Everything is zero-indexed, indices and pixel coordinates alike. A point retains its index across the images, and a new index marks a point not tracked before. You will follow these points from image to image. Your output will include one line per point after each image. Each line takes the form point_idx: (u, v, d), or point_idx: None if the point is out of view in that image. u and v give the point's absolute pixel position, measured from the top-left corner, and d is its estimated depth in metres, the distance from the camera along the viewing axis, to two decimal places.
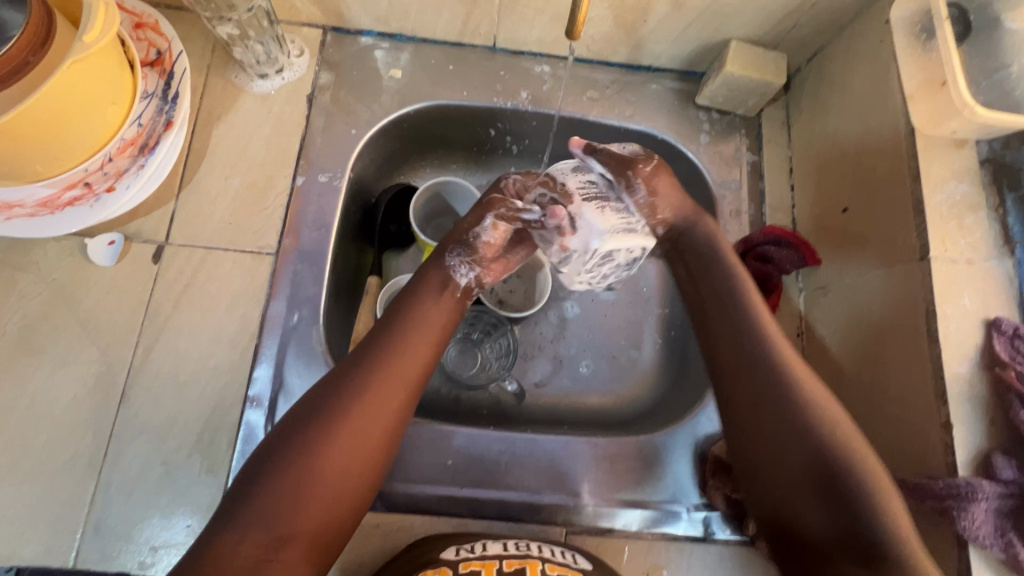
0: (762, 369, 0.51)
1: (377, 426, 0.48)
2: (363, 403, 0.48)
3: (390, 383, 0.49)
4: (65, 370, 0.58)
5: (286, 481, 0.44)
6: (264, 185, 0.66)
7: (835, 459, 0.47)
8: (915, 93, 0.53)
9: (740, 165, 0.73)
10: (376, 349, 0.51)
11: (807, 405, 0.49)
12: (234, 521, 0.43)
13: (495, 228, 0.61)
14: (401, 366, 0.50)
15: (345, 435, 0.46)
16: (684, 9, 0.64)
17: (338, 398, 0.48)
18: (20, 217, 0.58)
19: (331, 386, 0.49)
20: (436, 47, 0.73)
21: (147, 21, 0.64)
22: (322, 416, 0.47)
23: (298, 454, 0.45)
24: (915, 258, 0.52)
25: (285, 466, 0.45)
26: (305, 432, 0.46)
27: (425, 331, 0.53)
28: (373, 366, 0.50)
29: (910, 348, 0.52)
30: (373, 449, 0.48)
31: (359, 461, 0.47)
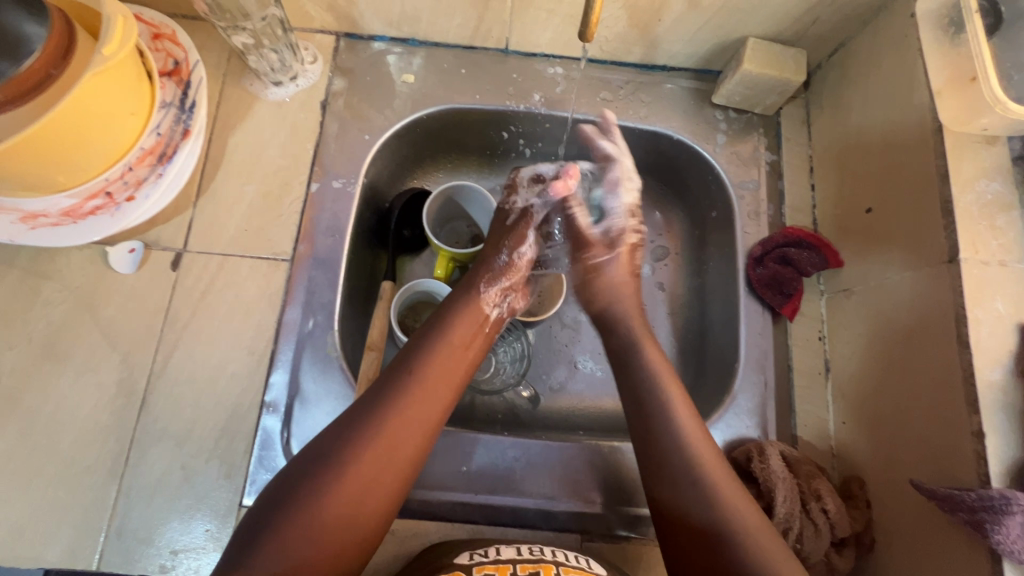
0: (655, 418, 0.53)
1: (402, 451, 0.49)
2: (390, 425, 0.49)
3: (418, 410, 0.50)
4: (88, 376, 0.59)
5: (308, 502, 0.44)
6: (280, 192, 0.67)
7: (715, 503, 0.48)
8: (942, 89, 0.51)
9: (758, 165, 0.72)
10: (406, 370, 0.52)
11: (690, 452, 0.51)
12: (251, 545, 0.43)
13: (509, 251, 0.64)
14: (428, 388, 0.51)
15: (371, 462, 0.47)
16: (699, 7, 0.63)
17: (367, 421, 0.49)
18: (44, 226, 0.59)
19: (361, 407, 0.50)
20: (448, 51, 0.73)
21: (165, 31, 0.65)
22: (349, 437, 0.48)
23: (324, 475, 0.46)
24: (944, 260, 0.51)
25: (309, 488, 0.45)
26: (331, 453, 0.47)
27: (450, 358, 0.54)
28: (401, 392, 0.50)
29: (939, 353, 0.50)
30: (397, 473, 0.48)
31: (382, 485, 0.47)
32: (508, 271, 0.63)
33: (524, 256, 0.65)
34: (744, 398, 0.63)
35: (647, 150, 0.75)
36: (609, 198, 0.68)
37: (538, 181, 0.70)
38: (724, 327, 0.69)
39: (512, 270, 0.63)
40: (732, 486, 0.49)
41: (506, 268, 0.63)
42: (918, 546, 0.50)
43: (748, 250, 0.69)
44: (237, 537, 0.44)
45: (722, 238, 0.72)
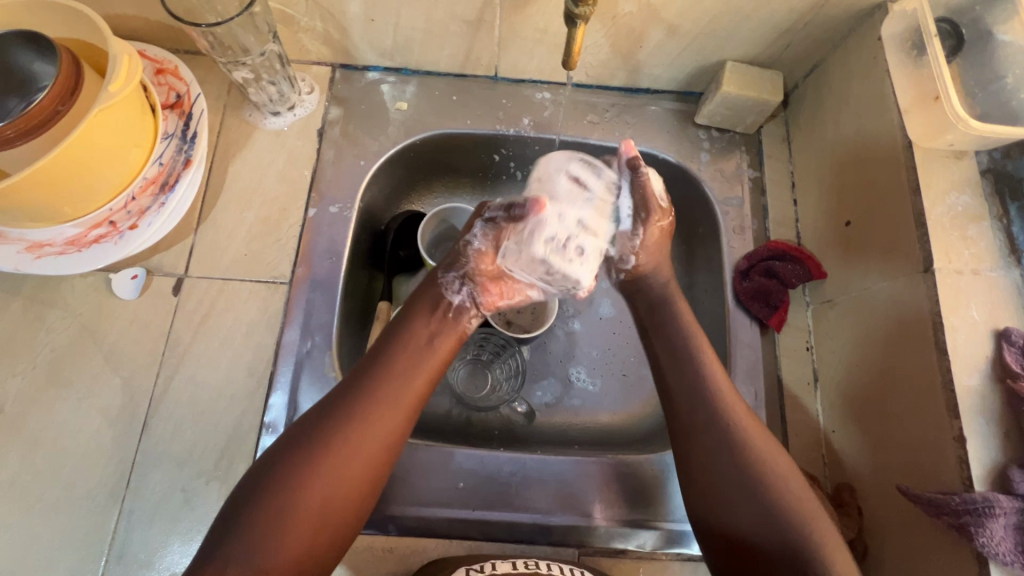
0: (694, 385, 0.55)
1: (377, 438, 0.50)
2: (364, 413, 0.50)
3: (391, 400, 0.52)
4: (90, 401, 0.60)
5: (284, 490, 0.46)
6: (278, 217, 0.69)
7: (767, 490, 0.50)
8: (910, 107, 0.55)
9: (742, 182, 0.74)
10: (383, 361, 0.54)
11: (719, 407, 0.54)
12: (233, 535, 0.45)
13: (463, 242, 0.62)
14: (401, 377, 0.53)
15: (343, 450, 0.49)
16: (678, 34, 0.66)
17: (342, 409, 0.50)
18: (49, 255, 0.61)
19: (335, 397, 0.51)
20: (439, 79, 0.76)
21: (167, 67, 0.68)
22: (328, 424, 0.49)
23: (300, 464, 0.47)
24: (919, 269, 0.52)
25: (284, 476, 0.47)
26: (307, 441, 0.49)
27: (424, 349, 0.56)
28: (376, 383, 0.52)
29: (919, 363, 0.52)
30: (371, 460, 0.50)
31: (357, 471, 0.49)
32: (462, 261, 0.61)
33: (478, 248, 0.61)
34: None
35: None
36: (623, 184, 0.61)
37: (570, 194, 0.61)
38: (715, 339, 0.71)
39: (478, 260, 0.61)
40: (763, 439, 0.52)
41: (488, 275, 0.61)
42: (904, 550, 0.52)
43: (734, 263, 0.70)
44: (220, 525, 0.46)
45: (710, 253, 0.74)
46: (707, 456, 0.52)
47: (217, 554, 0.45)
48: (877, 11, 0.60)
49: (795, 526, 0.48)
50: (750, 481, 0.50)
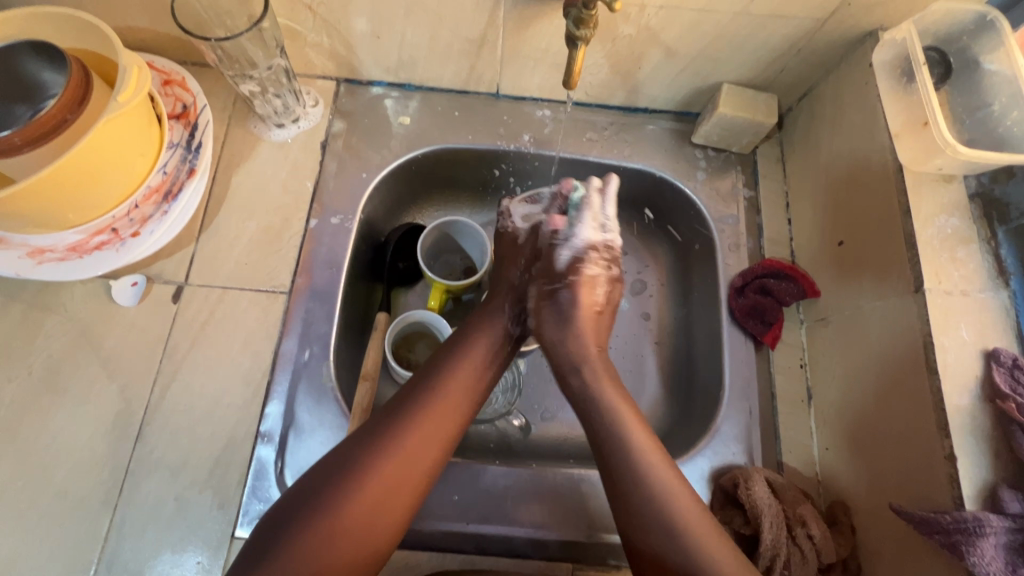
0: (625, 468, 0.53)
1: (421, 465, 0.52)
2: (411, 439, 0.52)
3: (436, 424, 0.54)
4: (86, 408, 0.60)
5: (330, 511, 0.47)
6: (280, 227, 0.69)
7: (676, 534, 0.49)
8: (900, 132, 0.56)
9: (737, 201, 0.75)
10: (430, 384, 0.56)
11: (655, 494, 0.51)
12: (273, 552, 0.45)
13: (518, 273, 0.66)
14: (447, 406, 0.55)
15: (388, 471, 0.50)
16: (676, 56, 0.67)
17: (390, 433, 0.52)
18: (50, 261, 0.61)
19: (382, 420, 0.53)
20: (442, 95, 0.77)
21: (175, 78, 0.70)
22: (375, 445, 0.51)
23: (346, 486, 0.49)
24: (910, 289, 0.53)
25: (331, 498, 0.48)
26: (353, 463, 0.50)
27: (469, 374, 0.58)
28: (421, 407, 0.54)
29: (910, 382, 0.52)
30: (414, 487, 0.51)
31: (399, 496, 0.50)
32: (518, 289, 0.65)
33: (533, 275, 0.66)
34: (730, 425, 0.65)
35: (632, 186, 0.79)
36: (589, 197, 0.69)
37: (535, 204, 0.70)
38: (710, 355, 0.71)
39: (526, 290, 0.65)
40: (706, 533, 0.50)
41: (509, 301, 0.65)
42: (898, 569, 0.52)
43: (730, 280, 0.71)
44: (260, 538, 0.47)
45: (706, 270, 0.75)
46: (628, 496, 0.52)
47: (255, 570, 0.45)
48: (868, 39, 0.62)
49: (698, 569, 0.48)
50: (660, 525, 0.50)
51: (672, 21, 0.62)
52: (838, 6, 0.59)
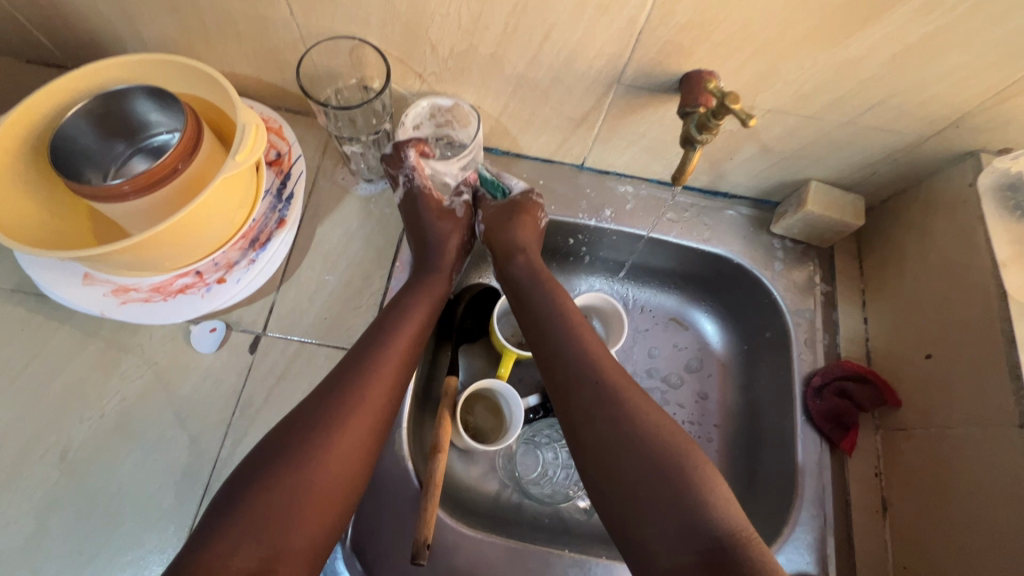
0: (574, 362, 0.57)
1: (368, 419, 0.53)
2: (359, 392, 0.54)
3: (384, 381, 0.56)
4: (155, 456, 0.59)
5: (293, 466, 0.48)
6: (361, 283, 0.69)
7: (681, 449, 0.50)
8: (1008, 261, 0.58)
9: (813, 294, 0.75)
10: (363, 349, 0.57)
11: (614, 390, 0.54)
12: (234, 513, 0.46)
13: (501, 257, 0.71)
14: (390, 362, 0.57)
15: (347, 426, 0.52)
16: (771, 152, 0.68)
17: (336, 390, 0.54)
18: (134, 301, 0.62)
19: (327, 388, 0.54)
20: (527, 162, 0.78)
21: (272, 125, 0.71)
22: (330, 404, 0.52)
23: (306, 444, 0.50)
24: (1014, 423, 0.53)
25: (285, 461, 0.49)
26: (299, 429, 0.51)
27: (399, 342, 0.59)
28: (364, 369, 0.56)
29: (1012, 520, 0.52)
30: (367, 442, 0.53)
31: (351, 456, 0.51)
32: None
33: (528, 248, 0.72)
34: (804, 530, 0.63)
35: (706, 267, 0.79)
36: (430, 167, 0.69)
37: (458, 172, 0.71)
38: (780, 451, 0.70)
39: None
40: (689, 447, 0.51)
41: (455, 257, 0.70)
42: None
43: (806, 376, 0.71)
44: (216, 507, 0.47)
45: (777, 361, 0.74)
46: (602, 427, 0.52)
47: (217, 535, 0.45)
48: (968, 158, 0.62)
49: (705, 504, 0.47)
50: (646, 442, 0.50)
51: (778, 122, 0.63)
52: (947, 126, 0.59)
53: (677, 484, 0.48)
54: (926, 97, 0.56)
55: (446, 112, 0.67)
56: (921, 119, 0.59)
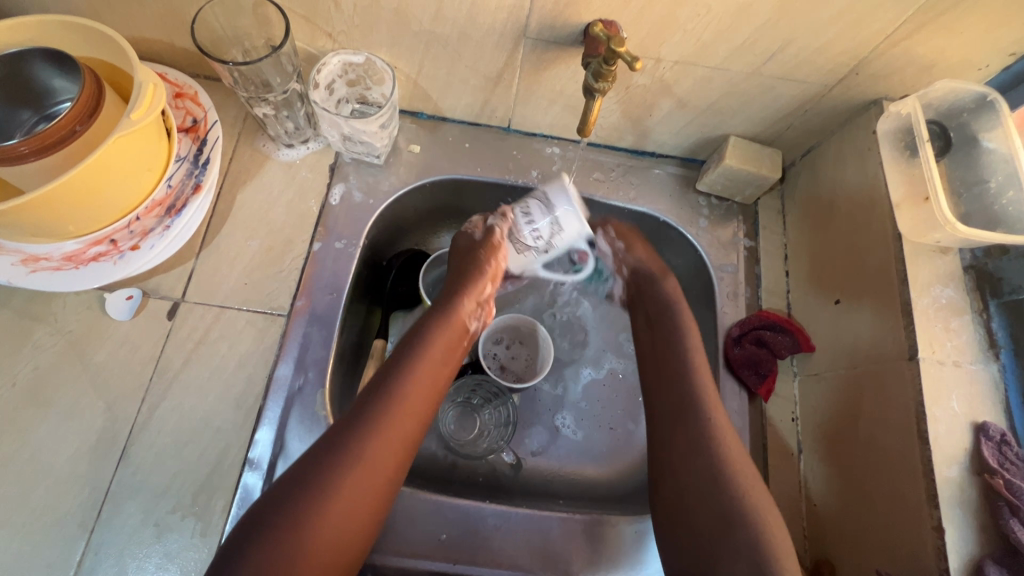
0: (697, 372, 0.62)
1: (373, 477, 0.51)
2: (366, 449, 0.52)
3: (393, 437, 0.53)
4: (70, 423, 0.59)
5: (297, 527, 0.47)
6: (282, 248, 0.69)
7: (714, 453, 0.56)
8: (901, 202, 0.58)
9: (737, 250, 0.76)
10: (368, 401, 0.55)
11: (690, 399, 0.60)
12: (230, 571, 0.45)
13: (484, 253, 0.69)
14: (410, 405, 0.55)
15: (351, 485, 0.50)
16: (686, 107, 0.69)
17: (340, 443, 0.51)
18: (44, 270, 0.60)
19: (347, 421, 0.53)
20: (453, 126, 0.77)
21: (187, 92, 0.69)
22: (330, 460, 0.51)
23: (308, 502, 0.48)
24: (904, 356, 0.55)
25: (284, 519, 0.47)
26: (322, 458, 0.51)
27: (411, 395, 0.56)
28: (369, 423, 0.53)
29: (900, 447, 0.53)
30: (377, 494, 0.52)
31: (370, 498, 0.51)
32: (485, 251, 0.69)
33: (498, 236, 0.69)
34: None
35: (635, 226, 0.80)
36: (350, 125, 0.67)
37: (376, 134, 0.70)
38: None
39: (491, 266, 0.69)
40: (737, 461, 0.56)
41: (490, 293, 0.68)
42: None
43: (726, 329, 0.72)
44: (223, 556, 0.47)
45: (703, 315, 0.76)
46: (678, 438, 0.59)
47: None
48: (872, 107, 0.64)
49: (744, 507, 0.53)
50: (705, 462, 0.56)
51: (687, 75, 0.63)
52: (847, 73, 0.60)
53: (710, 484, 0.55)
54: (822, 44, 0.57)
55: (357, 68, 0.68)
56: (822, 67, 0.60)
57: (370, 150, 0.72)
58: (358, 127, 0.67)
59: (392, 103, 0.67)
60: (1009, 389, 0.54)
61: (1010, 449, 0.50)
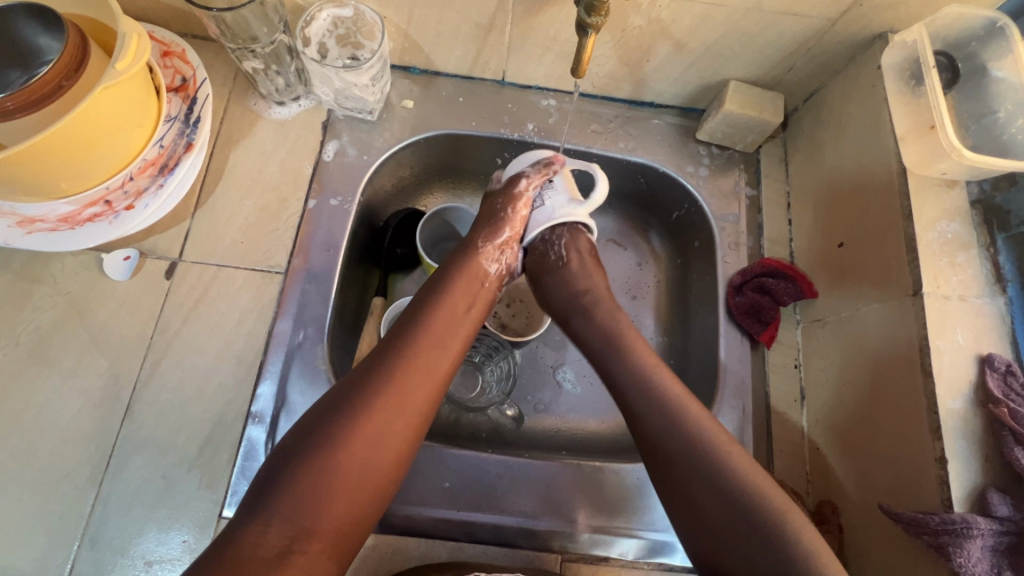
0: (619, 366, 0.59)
1: (372, 458, 0.49)
2: (364, 428, 0.49)
3: (394, 418, 0.51)
4: (74, 381, 0.59)
5: (294, 506, 0.46)
6: (277, 207, 0.68)
7: (720, 470, 0.51)
8: (906, 135, 0.57)
9: (739, 199, 0.75)
10: (368, 379, 0.52)
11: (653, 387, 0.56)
12: (225, 550, 0.44)
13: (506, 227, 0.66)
14: (411, 386, 0.52)
15: (348, 465, 0.48)
16: (685, 50, 0.67)
17: (336, 423, 0.49)
18: (41, 231, 0.59)
19: (344, 393, 0.51)
20: (447, 80, 0.76)
21: (174, 50, 0.68)
22: (325, 439, 0.48)
23: (302, 483, 0.46)
24: (909, 292, 0.54)
25: (281, 499, 0.46)
26: (316, 436, 0.48)
27: (413, 377, 0.53)
28: (368, 404, 0.50)
29: (904, 384, 0.53)
30: (379, 474, 0.50)
31: (374, 472, 0.49)
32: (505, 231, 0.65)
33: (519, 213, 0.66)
34: (723, 422, 0.65)
35: (634, 179, 0.79)
36: (340, 77, 0.65)
37: (369, 87, 0.68)
38: (704, 352, 0.71)
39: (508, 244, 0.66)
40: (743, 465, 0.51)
41: (499, 274, 0.65)
42: (874, 556, 0.54)
43: (728, 278, 0.71)
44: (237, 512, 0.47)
45: (704, 266, 0.75)
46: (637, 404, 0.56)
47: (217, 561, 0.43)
48: (877, 41, 0.62)
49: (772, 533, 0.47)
50: (693, 453, 0.52)
51: (684, 13, 0.61)
52: (850, 5, 0.58)
53: (733, 509, 0.49)
54: None
55: (347, 22, 0.67)
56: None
57: (363, 104, 0.70)
58: (351, 79, 0.66)
59: (384, 53, 0.66)
60: (1015, 322, 0.53)
61: (1016, 380, 0.49)
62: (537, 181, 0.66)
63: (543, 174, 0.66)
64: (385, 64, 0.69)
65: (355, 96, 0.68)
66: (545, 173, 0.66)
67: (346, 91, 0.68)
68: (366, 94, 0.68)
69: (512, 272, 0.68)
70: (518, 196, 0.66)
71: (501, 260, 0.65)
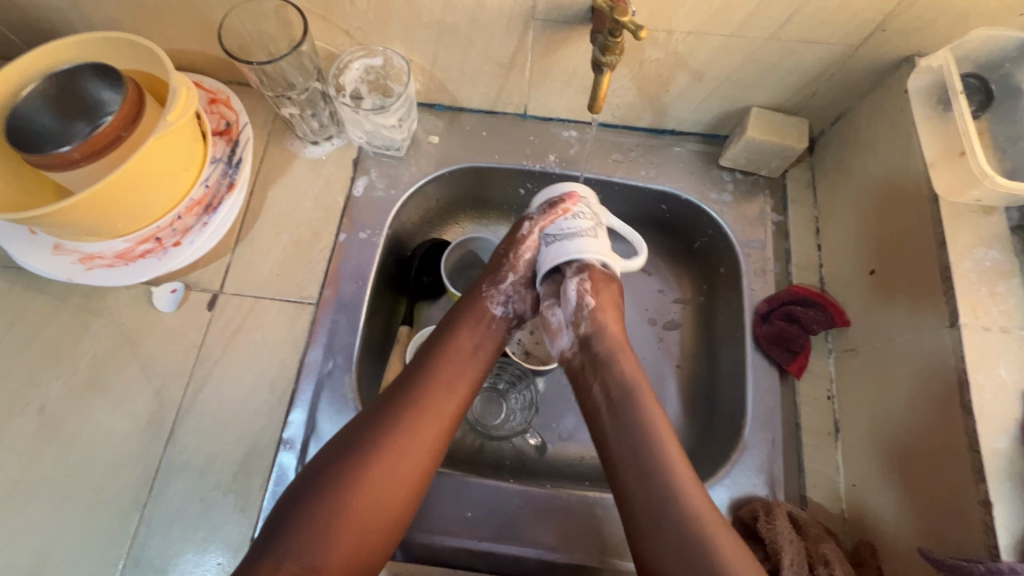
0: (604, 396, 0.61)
1: (384, 492, 0.52)
2: (376, 461, 0.52)
3: (403, 455, 0.53)
4: (123, 406, 0.64)
5: (313, 534, 0.49)
6: (310, 241, 0.72)
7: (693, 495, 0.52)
8: (936, 161, 0.55)
9: (765, 225, 0.74)
10: (379, 417, 0.55)
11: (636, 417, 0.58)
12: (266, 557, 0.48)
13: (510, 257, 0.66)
14: (420, 425, 0.55)
15: (360, 498, 0.51)
16: (704, 80, 0.67)
17: (350, 456, 0.52)
18: (100, 267, 0.64)
19: (358, 427, 0.55)
20: (470, 115, 0.79)
21: (220, 97, 0.73)
22: (340, 470, 0.52)
23: (318, 511, 0.50)
24: (945, 323, 0.52)
25: (300, 523, 0.49)
26: (334, 466, 0.52)
27: (423, 415, 0.56)
28: (378, 438, 0.53)
29: (941, 420, 0.50)
30: (390, 510, 0.52)
31: (385, 508, 0.52)
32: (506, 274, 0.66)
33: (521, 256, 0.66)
34: (752, 455, 0.63)
35: (657, 207, 0.79)
36: (368, 119, 0.69)
37: (392, 126, 0.70)
38: (731, 381, 0.70)
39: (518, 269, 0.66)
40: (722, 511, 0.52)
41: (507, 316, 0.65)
42: None
43: (755, 306, 0.70)
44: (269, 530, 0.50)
45: (730, 293, 0.74)
46: (631, 452, 0.57)
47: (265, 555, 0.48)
48: (904, 64, 0.61)
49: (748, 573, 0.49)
50: (671, 482, 0.53)
51: (701, 46, 0.62)
52: (872, 31, 0.58)
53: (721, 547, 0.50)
54: (836, 5, 0.55)
55: (377, 70, 0.71)
56: (844, 27, 0.57)
57: (391, 140, 0.73)
58: (378, 121, 0.69)
59: (405, 92, 0.68)
60: None
61: None
62: (544, 222, 0.65)
63: (550, 218, 0.65)
64: (412, 104, 0.72)
65: (381, 134, 0.72)
66: (550, 215, 0.65)
67: (372, 130, 0.71)
68: (393, 134, 0.72)
69: (523, 315, 0.66)
70: (523, 239, 0.66)
71: (509, 303, 0.66)
